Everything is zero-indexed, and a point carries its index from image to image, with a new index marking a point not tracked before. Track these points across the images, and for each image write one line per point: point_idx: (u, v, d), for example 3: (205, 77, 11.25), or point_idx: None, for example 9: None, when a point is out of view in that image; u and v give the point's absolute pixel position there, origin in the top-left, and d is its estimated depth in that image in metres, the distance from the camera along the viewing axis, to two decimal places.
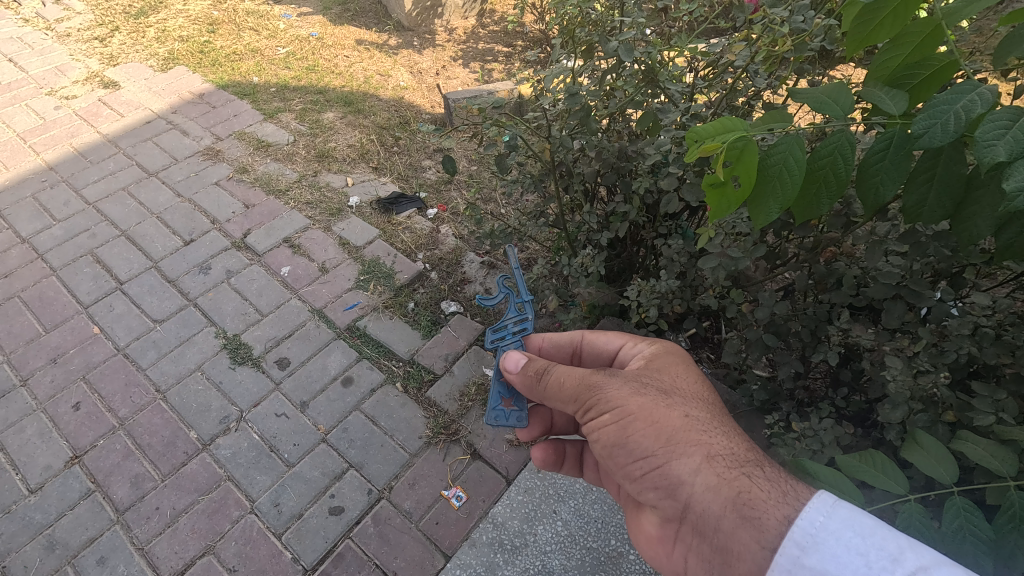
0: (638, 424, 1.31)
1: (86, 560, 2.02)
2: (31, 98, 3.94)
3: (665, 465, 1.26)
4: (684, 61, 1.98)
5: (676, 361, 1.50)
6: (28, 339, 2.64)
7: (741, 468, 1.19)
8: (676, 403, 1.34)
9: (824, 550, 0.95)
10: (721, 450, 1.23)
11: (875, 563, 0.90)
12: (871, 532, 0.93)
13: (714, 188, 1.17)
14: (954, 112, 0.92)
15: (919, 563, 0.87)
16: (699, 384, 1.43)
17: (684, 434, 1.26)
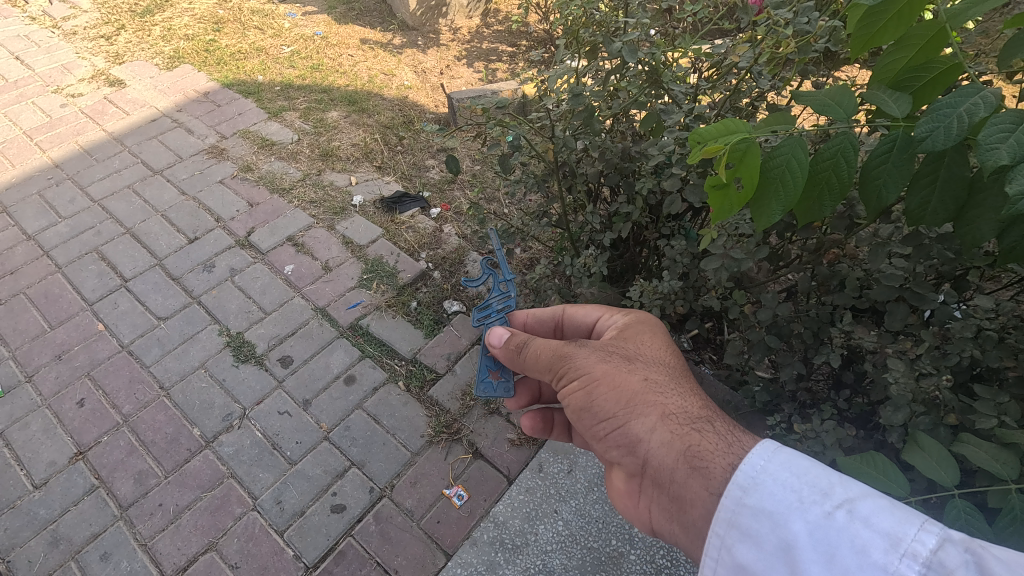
0: (602, 388, 1.30)
1: (89, 555, 2.03)
2: (37, 96, 3.96)
3: (625, 426, 1.25)
4: (688, 62, 1.98)
5: (648, 331, 1.49)
6: (33, 335, 2.66)
7: (696, 424, 1.18)
8: (639, 367, 1.33)
9: (760, 488, 0.91)
10: (679, 409, 1.22)
11: (806, 497, 0.87)
12: (804, 469, 0.90)
13: (717, 189, 1.18)
14: (957, 115, 0.92)
15: (846, 495, 0.85)
16: (667, 350, 1.42)
17: (643, 396, 1.26)
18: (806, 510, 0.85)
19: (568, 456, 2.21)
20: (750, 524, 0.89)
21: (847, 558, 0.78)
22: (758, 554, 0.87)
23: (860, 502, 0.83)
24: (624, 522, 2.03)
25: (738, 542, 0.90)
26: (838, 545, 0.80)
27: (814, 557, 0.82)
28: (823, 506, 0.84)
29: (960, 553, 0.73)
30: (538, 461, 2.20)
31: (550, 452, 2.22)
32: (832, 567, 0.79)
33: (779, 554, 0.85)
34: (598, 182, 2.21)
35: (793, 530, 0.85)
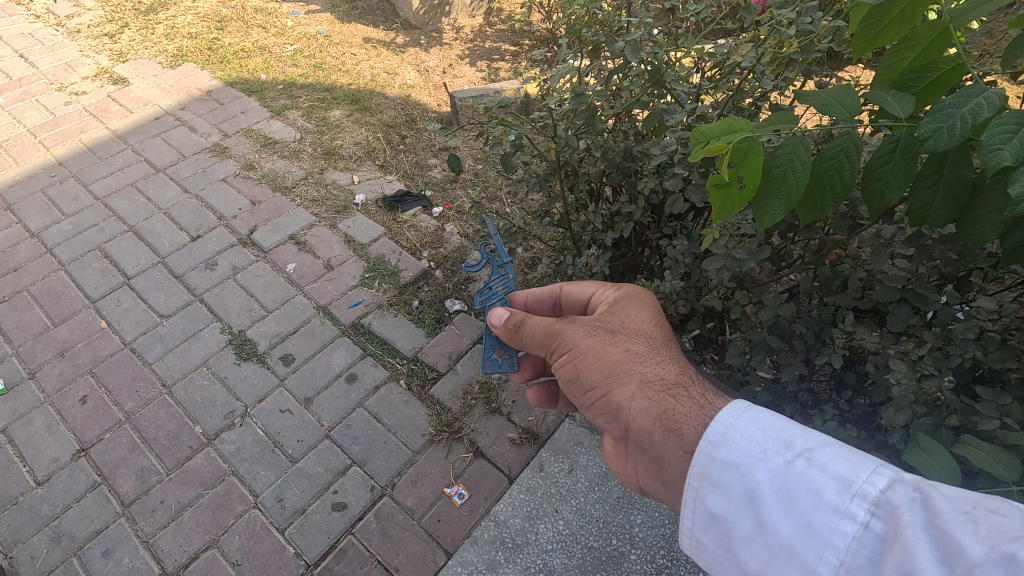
0: (587, 361, 1.31)
1: (92, 552, 2.04)
2: (41, 93, 3.97)
3: (608, 394, 1.25)
4: (691, 62, 1.97)
5: (638, 303, 1.47)
6: (36, 332, 2.67)
7: (674, 390, 1.18)
8: (623, 338, 1.32)
9: (727, 442, 0.94)
10: (659, 376, 1.22)
11: (770, 448, 0.90)
12: (769, 423, 0.93)
13: (718, 188, 1.18)
14: (961, 115, 0.92)
15: (806, 443, 0.88)
16: (655, 321, 1.40)
17: (625, 365, 1.26)
18: (769, 460, 0.89)
19: (569, 456, 2.21)
20: (719, 477, 0.93)
21: (805, 503, 0.83)
22: (727, 504, 0.91)
23: (819, 450, 0.87)
24: (624, 521, 2.04)
25: (707, 493, 0.94)
26: (796, 491, 0.85)
27: (776, 504, 0.86)
28: (784, 456, 0.88)
29: (908, 492, 0.77)
30: (539, 460, 2.20)
31: (551, 452, 2.22)
32: (792, 512, 0.84)
33: (745, 503, 0.89)
34: (600, 181, 2.21)
35: (757, 479, 0.89)
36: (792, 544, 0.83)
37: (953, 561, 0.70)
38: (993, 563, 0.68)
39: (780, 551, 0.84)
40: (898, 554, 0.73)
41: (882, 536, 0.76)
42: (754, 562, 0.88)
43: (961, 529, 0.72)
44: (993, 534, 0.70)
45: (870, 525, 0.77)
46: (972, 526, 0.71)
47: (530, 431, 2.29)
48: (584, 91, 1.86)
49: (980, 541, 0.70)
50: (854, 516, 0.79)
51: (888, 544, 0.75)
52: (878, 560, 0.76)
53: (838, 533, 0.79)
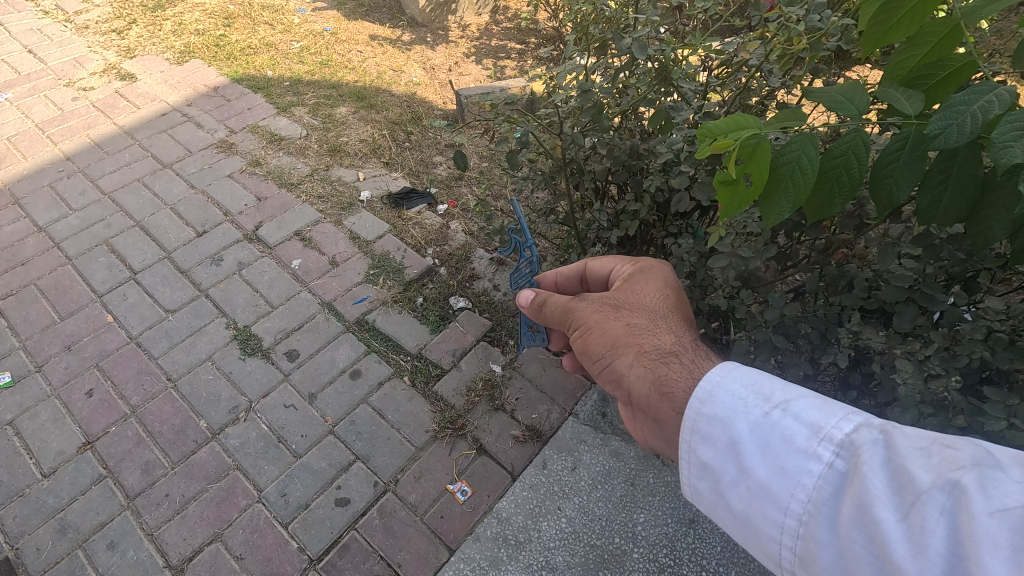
0: (592, 335, 1.31)
1: (97, 544, 2.05)
2: (50, 89, 3.99)
3: (611, 365, 1.25)
4: (698, 60, 1.96)
5: (652, 276, 1.43)
6: (43, 326, 2.68)
7: (670, 357, 1.16)
8: (627, 311, 1.31)
9: (712, 397, 0.93)
10: (658, 344, 1.20)
11: (750, 401, 0.89)
12: (752, 378, 0.92)
13: (726, 184, 1.17)
14: (971, 112, 0.91)
15: (784, 395, 0.87)
16: (665, 293, 1.37)
17: (626, 335, 1.25)
18: (749, 412, 0.88)
19: (572, 454, 2.20)
20: (706, 430, 0.92)
21: (778, 448, 0.82)
22: (714, 454, 0.90)
23: (795, 400, 0.86)
24: (627, 520, 2.04)
25: (695, 447, 0.93)
26: (771, 438, 0.84)
27: (753, 451, 0.85)
28: (762, 407, 0.87)
29: (872, 434, 0.76)
30: (542, 457, 2.20)
31: (554, 450, 2.22)
32: (767, 457, 0.83)
33: (728, 452, 0.89)
34: (605, 179, 2.21)
35: (738, 430, 0.88)
36: (767, 487, 0.82)
37: (903, 490, 0.70)
38: (939, 490, 0.68)
39: (757, 494, 0.84)
40: (855, 488, 0.73)
41: (844, 474, 0.76)
42: (738, 507, 0.87)
43: (913, 461, 0.71)
44: (944, 464, 0.70)
45: (833, 464, 0.77)
46: (925, 458, 0.71)
47: (533, 428, 2.29)
48: (591, 88, 1.84)
49: (929, 469, 0.70)
50: (820, 457, 0.78)
51: (848, 480, 0.75)
52: (839, 495, 0.75)
53: (806, 473, 0.79)
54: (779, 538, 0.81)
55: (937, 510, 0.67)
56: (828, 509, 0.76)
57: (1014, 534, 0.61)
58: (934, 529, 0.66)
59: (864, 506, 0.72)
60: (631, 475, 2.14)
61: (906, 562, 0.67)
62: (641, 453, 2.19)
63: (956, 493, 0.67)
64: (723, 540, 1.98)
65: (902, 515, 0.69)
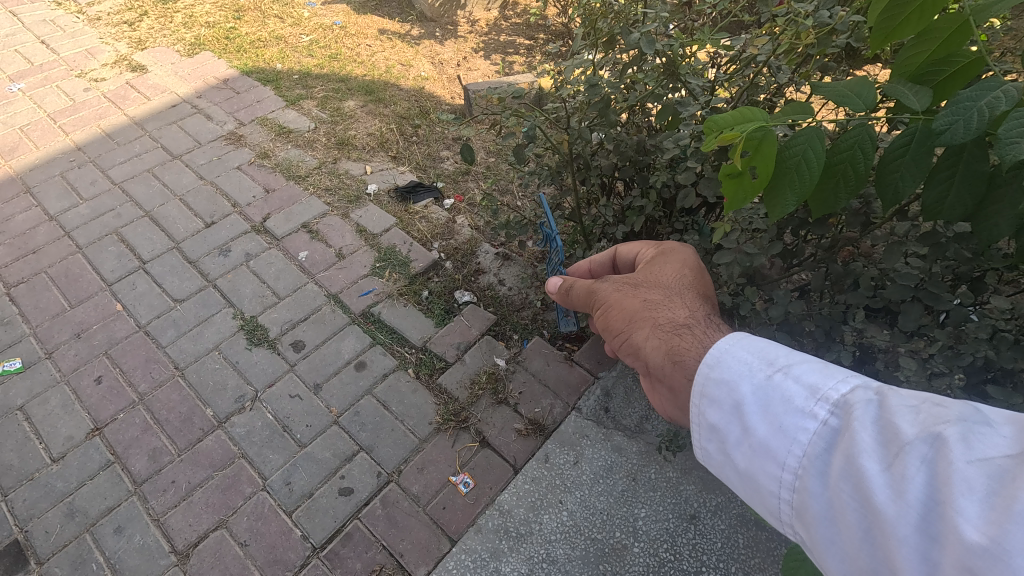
0: (611, 313, 1.33)
1: (104, 528, 2.08)
2: (61, 79, 4.02)
3: (629, 338, 1.26)
4: (707, 56, 1.98)
5: (671, 257, 1.43)
6: (53, 313, 2.72)
7: (684, 328, 1.16)
8: (644, 289, 1.33)
9: (720, 361, 0.94)
10: (673, 318, 1.21)
11: (755, 364, 0.90)
12: (758, 346, 0.93)
13: (731, 177, 1.17)
14: (978, 108, 0.91)
15: (787, 359, 0.88)
16: (684, 273, 1.37)
17: (644, 311, 1.26)
18: (753, 375, 0.89)
19: (575, 448, 2.21)
20: (714, 392, 0.93)
21: (777, 407, 0.83)
22: (719, 416, 0.91)
23: (797, 364, 0.86)
24: (628, 514, 2.04)
25: (701, 410, 0.94)
26: (771, 398, 0.84)
27: (755, 410, 0.86)
28: (765, 370, 0.88)
29: (867, 394, 0.76)
30: (544, 451, 2.21)
31: (557, 443, 2.23)
32: (768, 416, 0.84)
33: (734, 414, 0.89)
34: (612, 175, 2.21)
35: (742, 392, 0.89)
36: (765, 444, 0.83)
37: (889, 443, 0.71)
38: (922, 441, 0.68)
39: (758, 452, 0.84)
40: (845, 441, 0.74)
41: (836, 430, 0.76)
42: (741, 466, 0.87)
43: (901, 416, 0.72)
44: (929, 419, 0.70)
45: (826, 422, 0.78)
46: (913, 413, 0.71)
47: (536, 422, 2.30)
48: (597, 82, 1.86)
49: (915, 423, 0.70)
50: (815, 415, 0.79)
51: (840, 435, 0.76)
52: (832, 450, 0.76)
53: (802, 430, 0.79)
54: (777, 493, 0.82)
55: (918, 459, 0.68)
56: (820, 463, 0.77)
57: (990, 480, 0.62)
58: (914, 476, 0.67)
59: (851, 458, 0.73)
60: (632, 470, 2.15)
61: (886, 508, 0.68)
62: (643, 449, 2.19)
63: (939, 444, 0.67)
64: (723, 536, 1.98)
65: (885, 465, 0.70)
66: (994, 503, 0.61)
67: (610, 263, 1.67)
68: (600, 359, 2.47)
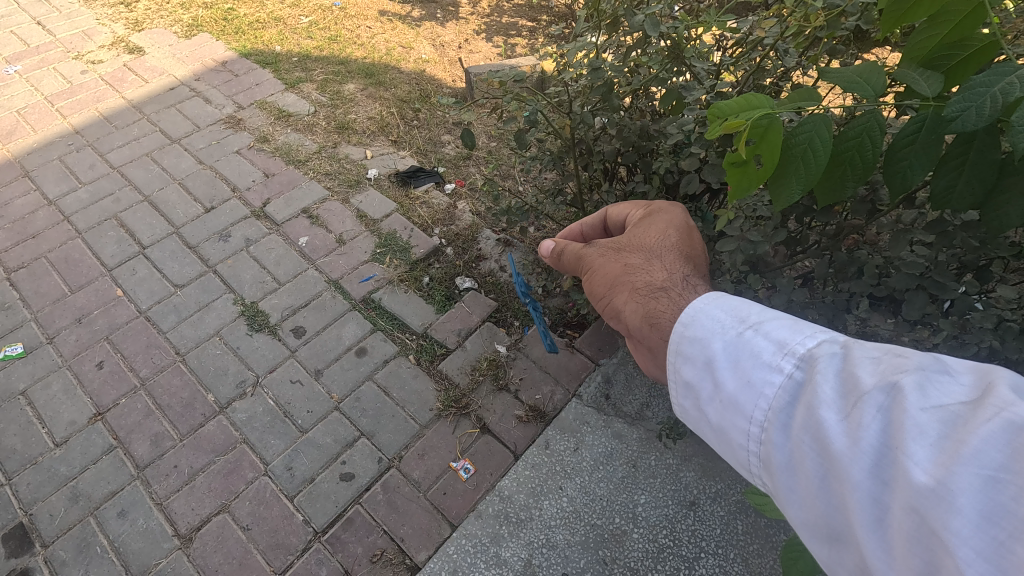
0: (596, 277, 1.33)
1: (108, 512, 2.09)
2: (58, 62, 3.98)
3: (610, 302, 1.26)
4: (712, 39, 1.94)
5: (659, 217, 1.39)
6: (54, 298, 2.71)
7: (660, 291, 1.15)
8: (627, 253, 1.31)
9: (695, 321, 0.94)
10: (651, 280, 1.19)
11: (727, 323, 0.90)
12: (734, 305, 0.93)
13: (735, 166, 1.15)
14: (991, 94, 0.88)
15: (759, 317, 0.87)
16: (669, 233, 1.34)
17: (626, 275, 1.25)
18: (725, 333, 0.89)
19: (575, 435, 2.22)
20: (688, 350, 0.93)
21: (746, 362, 0.83)
22: (694, 373, 0.91)
23: (768, 321, 0.86)
24: (627, 501, 2.05)
25: (678, 368, 0.94)
26: (742, 354, 0.84)
27: (725, 367, 0.86)
28: (737, 328, 0.88)
29: (833, 348, 0.76)
30: (544, 437, 2.22)
31: (557, 430, 2.23)
32: (737, 372, 0.83)
33: (707, 371, 0.89)
34: (615, 160, 2.18)
35: (714, 348, 0.88)
36: (735, 399, 0.83)
37: (849, 393, 0.70)
38: (879, 389, 0.68)
39: (728, 407, 0.84)
40: (808, 393, 0.74)
41: (801, 384, 0.76)
42: (713, 421, 0.87)
43: (862, 367, 0.71)
44: (889, 368, 0.69)
45: (792, 375, 0.77)
46: (873, 364, 0.71)
47: (536, 408, 2.30)
48: (600, 66, 1.83)
49: (874, 373, 0.70)
50: (782, 369, 0.78)
51: (804, 388, 0.75)
52: (795, 403, 0.76)
53: (769, 384, 0.79)
54: (746, 446, 0.82)
55: (875, 407, 0.67)
56: (784, 416, 0.77)
57: (942, 426, 0.62)
58: (869, 424, 0.66)
59: (812, 408, 0.72)
60: (633, 457, 2.15)
61: (841, 455, 0.67)
62: (643, 435, 2.20)
63: (896, 392, 0.67)
64: (722, 523, 1.99)
65: (843, 414, 0.69)
66: (943, 446, 0.60)
67: (602, 225, 1.64)
68: (600, 346, 2.46)
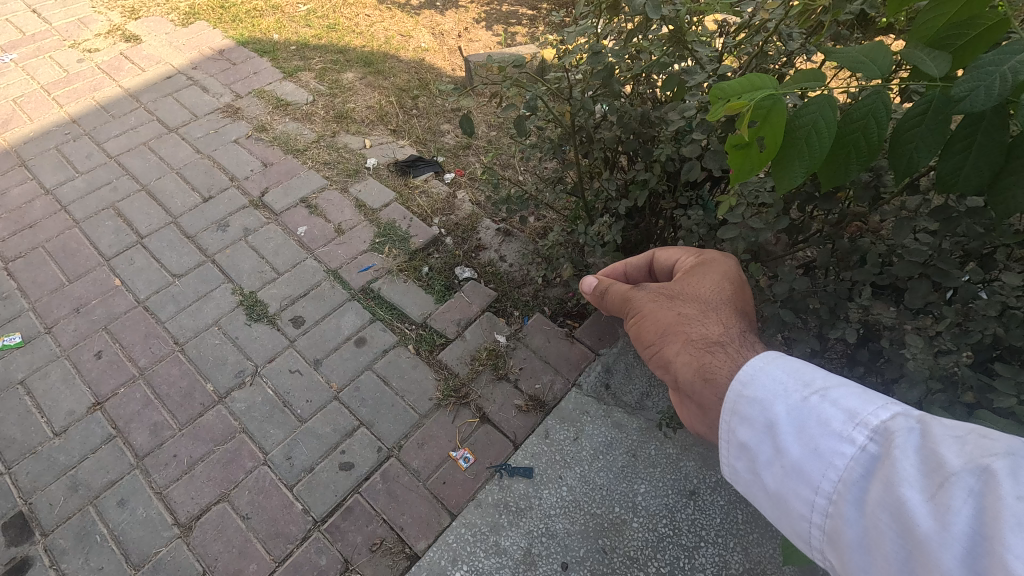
0: (644, 322, 1.30)
1: (107, 501, 2.09)
2: (54, 50, 3.94)
3: (659, 349, 1.23)
4: (715, 24, 1.91)
5: (712, 266, 1.36)
6: (52, 288, 2.70)
7: (717, 346, 1.13)
8: (679, 302, 1.28)
9: (754, 380, 0.94)
10: (706, 334, 1.17)
11: (790, 386, 0.89)
12: (794, 366, 0.92)
13: (738, 148, 1.14)
14: (1000, 73, 0.86)
15: (825, 381, 0.87)
16: (723, 286, 1.31)
17: (678, 325, 1.22)
18: (788, 395, 0.88)
19: (575, 424, 2.21)
20: (746, 410, 0.93)
21: (813, 428, 0.83)
22: (751, 434, 0.91)
23: (835, 387, 0.85)
24: (627, 490, 2.05)
25: (733, 427, 0.94)
26: (807, 420, 0.84)
27: (788, 431, 0.86)
28: (801, 392, 0.87)
29: (909, 422, 0.74)
30: (544, 427, 2.21)
31: (556, 419, 2.23)
32: (802, 438, 0.83)
33: (767, 433, 0.89)
34: (615, 148, 2.16)
35: (777, 411, 0.88)
36: (799, 466, 0.83)
37: (933, 473, 0.69)
38: (967, 472, 0.66)
39: (790, 473, 0.84)
40: (884, 469, 0.73)
41: (875, 456, 0.75)
42: (772, 486, 0.87)
43: (946, 445, 0.69)
44: (976, 450, 0.67)
45: (865, 447, 0.76)
46: (958, 444, 0.69)
47: (536, 398, 2.29)
48: (601, 50, 1.78)
49: (959, 453, 0.68)
50: (853, 440, 0.78)
51: (878, 461, 0.74)
52: (869, 476, 0.75)
53: (838, 454, 0.78)
54: (811, 517, 0.82)
55: (964, 490, 0.65)
56: (856, 489, 0.76)
57: None
58: (957, 507, 0.65)
59: (889, 485, 0.71)
60: (633, 446, 2.15)
61: (928, 538, 0.66)
62: (643, 425, 2.19)
63: (987, 476, 0.64)
64: (723, 512, 1.99)
65: (926, 494, 0.68)
66: None
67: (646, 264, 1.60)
68: (600, 336, 2.44)
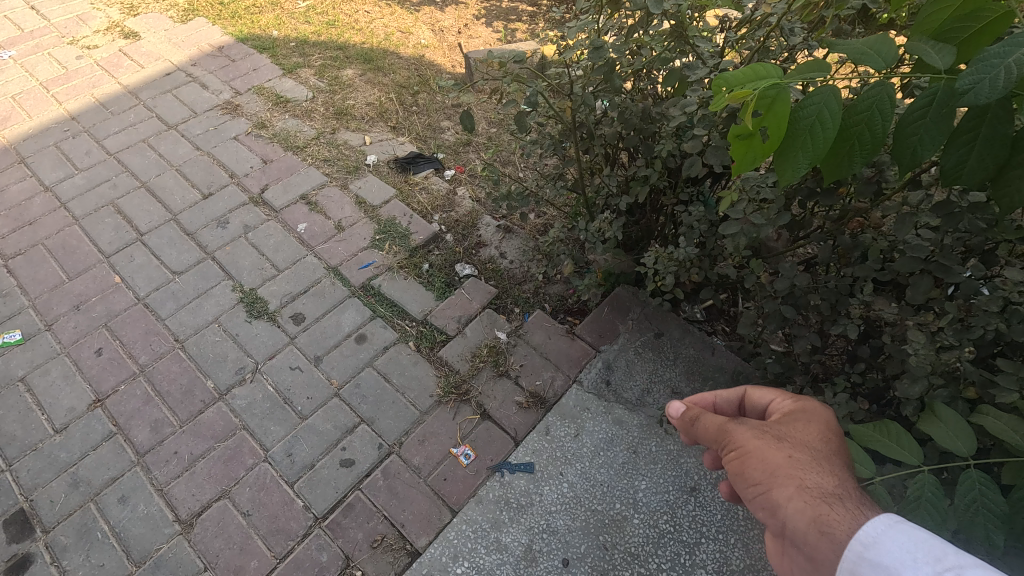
0: (747, 457, 1.15)
1: (108, 498, 2.10)
2: (53, 47, 3.93)
3: (767, 489, 1.10)
4: (717, 19, 1.91)
5: (814, 406, 1.25)
6: (52, 285, 2.70)
7: (837, 501, 1.03)
8: (789, 441, 1.15)
9: (877, 543, 0.90)
10: (823, 484, 1.06)
11: (920, 558, 0.84)
12: (922, 536, 0.87)
13: (741, 139, 1.15)
14: (1005, 66, 0.86)
15: (957, 559, 0.81)
16: (831, 430, 1.19)
17: (791, 467, 1.10)
18: (917, 566, 0.83)
19: (575, 421, 2.21)
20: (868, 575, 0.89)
21: None
22: None
23: (969, 567, 0.79)
24: (628, 487, 2.05)
25: None
26: None
27: None
28: (930, 565, 0.82)
29: None
30: (544, 424, 2.21)
31: (557, 416, 2.22)
32: None
33: None
34: (616, 144, 2.16)
35: None
36: None
37: None
38: None
39: None
40: None
41: None
42: None
43: None
44: None
45: None
46: None
47: (537, 395, 2.29)
48: (602, 45, 1.78)
49: None
50: None
51: None
52: None
53: None
54: None
55: None
56: None
57: None
58: None
59: None
60: (633, 443, 2.14)
61: None
62: (644, 421, 2.19)
63: None
64: (723, 508, 1.99)
65: None
66: None
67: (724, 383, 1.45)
68: (601, 332, 2.43)
